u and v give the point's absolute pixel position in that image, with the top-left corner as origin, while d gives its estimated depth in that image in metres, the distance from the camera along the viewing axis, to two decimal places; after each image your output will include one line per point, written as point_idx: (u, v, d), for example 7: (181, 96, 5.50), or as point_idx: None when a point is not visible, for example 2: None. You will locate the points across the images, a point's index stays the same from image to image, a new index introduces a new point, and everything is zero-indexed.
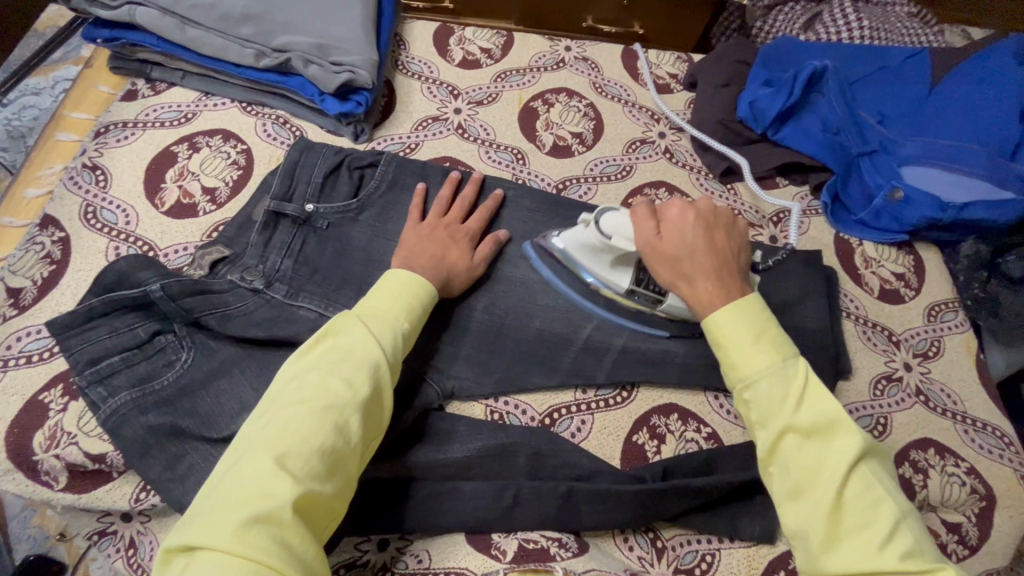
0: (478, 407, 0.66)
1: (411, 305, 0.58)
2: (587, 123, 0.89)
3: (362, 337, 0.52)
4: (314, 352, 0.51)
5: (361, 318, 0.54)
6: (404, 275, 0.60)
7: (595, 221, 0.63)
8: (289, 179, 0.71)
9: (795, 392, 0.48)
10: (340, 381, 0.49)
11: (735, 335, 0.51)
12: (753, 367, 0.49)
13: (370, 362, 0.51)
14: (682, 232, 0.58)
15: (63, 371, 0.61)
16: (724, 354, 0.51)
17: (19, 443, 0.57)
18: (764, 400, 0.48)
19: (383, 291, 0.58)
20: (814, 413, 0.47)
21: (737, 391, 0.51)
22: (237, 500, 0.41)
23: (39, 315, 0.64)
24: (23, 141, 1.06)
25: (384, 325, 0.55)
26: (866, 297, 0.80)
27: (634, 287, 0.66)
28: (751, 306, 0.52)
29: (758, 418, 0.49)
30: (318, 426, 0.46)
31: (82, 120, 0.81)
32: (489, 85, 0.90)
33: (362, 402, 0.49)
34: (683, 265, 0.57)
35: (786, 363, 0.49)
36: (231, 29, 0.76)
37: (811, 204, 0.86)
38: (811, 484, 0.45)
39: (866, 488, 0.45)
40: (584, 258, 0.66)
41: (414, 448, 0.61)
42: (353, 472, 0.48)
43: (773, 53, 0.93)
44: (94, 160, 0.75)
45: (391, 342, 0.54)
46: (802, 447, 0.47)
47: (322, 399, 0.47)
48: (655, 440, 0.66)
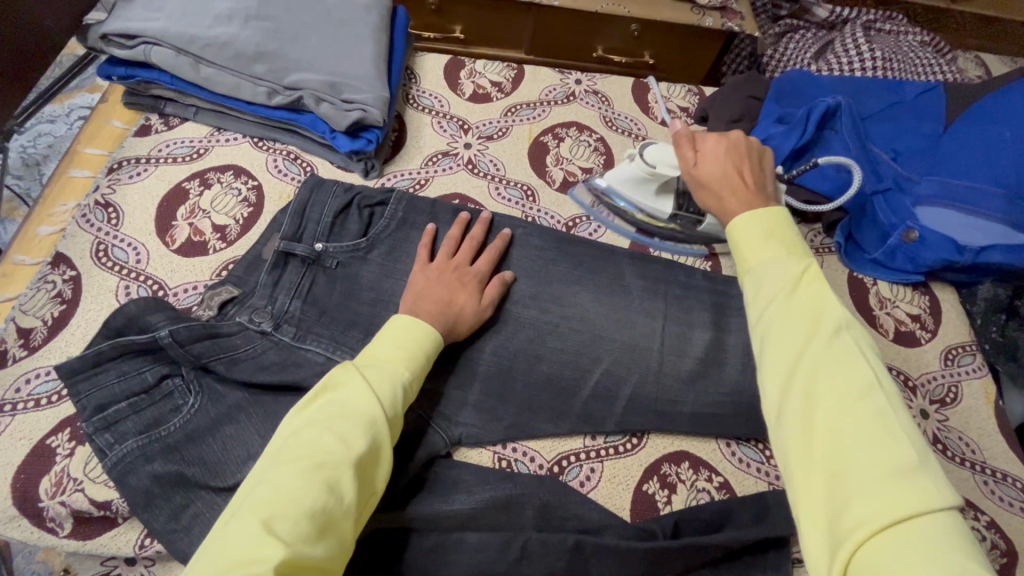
0: (486, 454, 0.65)
1: (410, 354, 0.58)
2: (597, 158, 0.89)
3: (360, 389, 0.52)
4: (311, 412, 0.50)
5: (360, 370, 0.54)
6: (409, 321, 0.60)
7: (641, 155, 0.76)
8: (299, 215, 0.72)
9: (790, 274, 0.50)
10: (335, 437, 0.48)
11: (748, 228, 0.55)
12: (756, 256, 0.54)
13: (367, 417, 0.50)
14: (714, 160, 0.64)
15: (71, 414, 0.61)
16: (740, 249, 0.56)
17: (24, 489, 0.57)
18: (763, 281, 0.51)
19: (383, 341, 0.58)
20: (807, 292, 0.49)
21: (744, 279, 0.54)
22: (223, 563, 0.40)
23: (47, 357, 0.64)
24: (38, 169, 1.08)
25: (384, 376, 0.54)
26: (881, 339, 0.78)
27: (676, 211, 0.78)
28: (772, 212, 0.56)
29: (755, 297, 0.51)
30: (310, 485, 0.45)
31: (95, 156, 0.80)
32: (499, 119, 0.91)
33: (356, 459, 0.48)
34: (714, 185, 0.63)
35: (787, 256, 0.52)
36: (244, 67, 0.77)
37: (824, 242, 0.86)
38: (790, 348, 0.46)
39: (847, 356, 0.45)
40: (632, 192, 0.79)
41: (419, 497, 0.60)
42: (346, 532, 0.46)
43: (786, 87, 0.93)
44: (106, 197, 0.75)
45: (388, 396, 0.53)
46: (786, 311, 0.48)
47: (314, 456, 0.47)
48: (666, 490, 0.64)
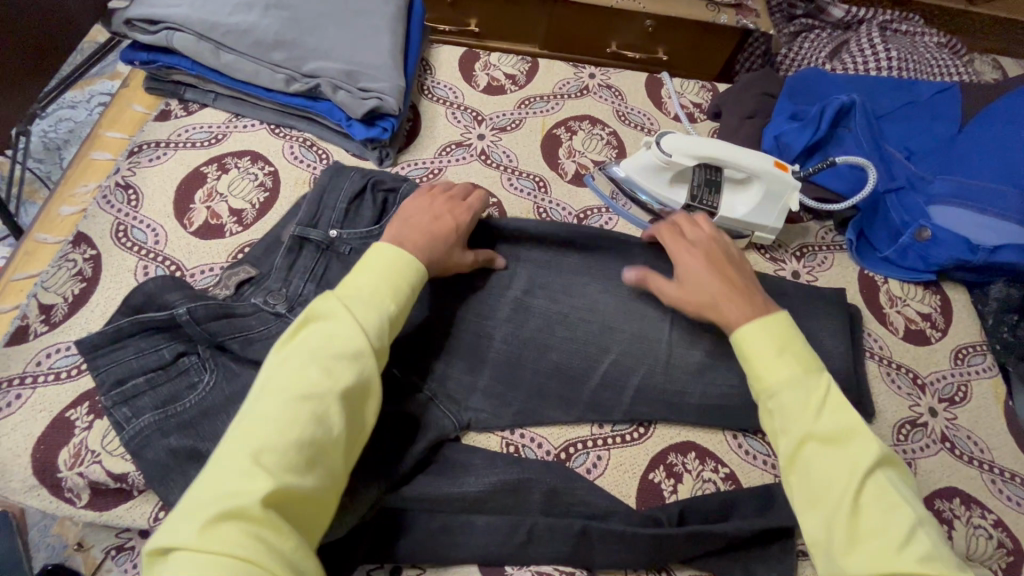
0: (494, 439, 0.66)
1: (394, 283, 0.56)
2: (609, 151, 0.89)
3: (343, 321, 0.52)
4: (296, 346, 0.51)
5: (344, 302, 0.54)
6: (394, 252, 0.58)
7: (656, 143, 0.76)
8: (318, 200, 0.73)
9: (817, 399, 0.52)
10: (319, 370, 0.49)
11: (759, 347, 0.55)
12: (775, 376, 0.54)
13: (352, 350, 0.51)
14: (695, 277, 0.63)
15: (90, 388, 0.62)
16: (752, 364, 0.56)
17: (44, 459, 0.58)
18: (786, 408, 0.52)
19: (368, 267, 0.57)
20: (833, 422, 0.50)
21: (761, 401, 0.54)
22: (215, 491, 0.42)
23: (67, 333, 0.65)
24: (59, 153, 1.10)
25: (369, 308, 0.54)
26: (890, 337, 0.78)
27: (690, 202, 0.77)
28: (771, 324, 0.56)
29: (781, 427, 0.52)
30: (295, 417, 0.46)
31: (116, 139, 0.82)
32: (513, 111, 0.91)
33: (341, 391, 0.49)
34: (706, 306, 0.61)
35: (808, 375, 0.53)
36: (263, 54, 0.78)
37: (835, 239, 0.85)
38: (829, 494, 0.48)
39: (882, 492, 0.47)
40: (645, 179, 0.78)
41: (427, 477, 0.61)
42: (338, 459, 0.48)
43: (800, 85, 0.93)
44: (126, 179, 0.76)
45: (374, 328, 0.53)
46: (824, 453, 0.50)
47: (300, 389, 0.48)
48: (672, 479, 0.65)
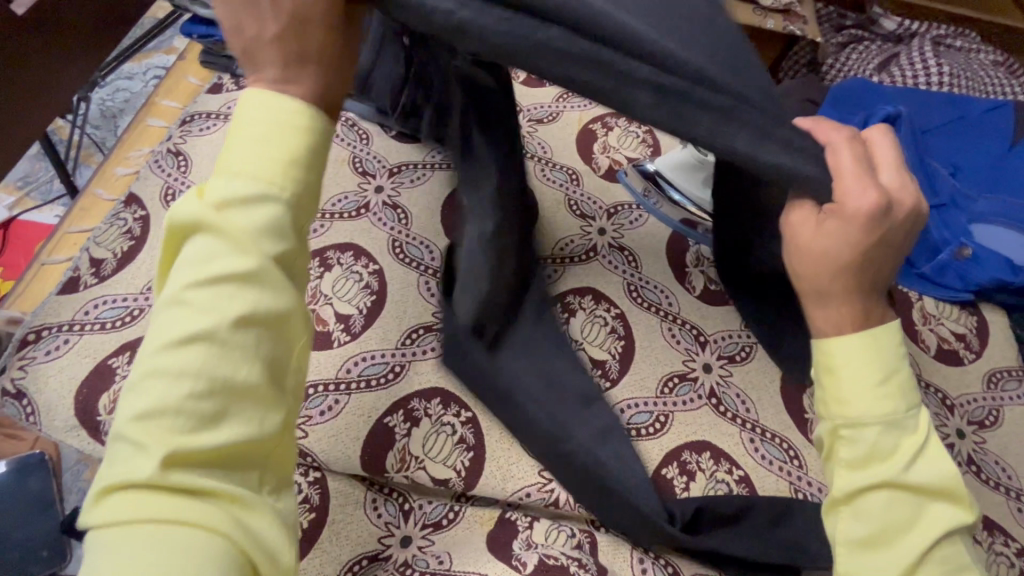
0: (510, 421, 0.66)
1: (288, 146, 0.39)
2: (645, 149, 0.89)
3: (217, 232, 0.37)
4: (176, 272, 0.37)
5: (211, 199, 0.38)
6: (265, 100, 0.39)
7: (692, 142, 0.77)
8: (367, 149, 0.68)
9: (909, 446, 0.44)
10: (201, 305, 0.36)
11: (855, 369, 0.45)
12: (865, 407, 0.44)
13: (241, 269, 0.36)
14: (836, 247, 0.45)
15: (132, 339, 0.65)
16: (835, 381, 0.46)
17: (86, 403, 0.62)
18: (871, 445, 0.44)
19: (243, 126, 0.39)
20: (928, 471, 0.43)
21: (834, 423, 0.46)
22: (110, 467, 0.34)
23: (114, 286, 0.68)
24: (114, 121, 1.15)
25: (250, 201, 0.38)
26: (923, 355, 0.76)
27: None
28: (878, 338, 0.46)
29: (852, 460, 0.44)
30: (183, 370, 0.35)
31: (171, 108, 0.86)
32: (551, 104, 0.92)
33: (234, 322, 0.36)
34: (811, 280, 0.47)
35: (903, 407, 0.44)
36: None
37: None
38: (890, 540, 0.43)
39: (952, 555, 0.42)
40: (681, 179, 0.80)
41: (444, 449, 0.63)
42: (273, 404, 0.38)
43: (845, 94, 0.91)
44: (178, 146, 0.79)
45: (264, 219, 0.38)
46: (904, 505, 0.43)
47: (182, 331, 0.36)
48: (685, 476, 0.65)
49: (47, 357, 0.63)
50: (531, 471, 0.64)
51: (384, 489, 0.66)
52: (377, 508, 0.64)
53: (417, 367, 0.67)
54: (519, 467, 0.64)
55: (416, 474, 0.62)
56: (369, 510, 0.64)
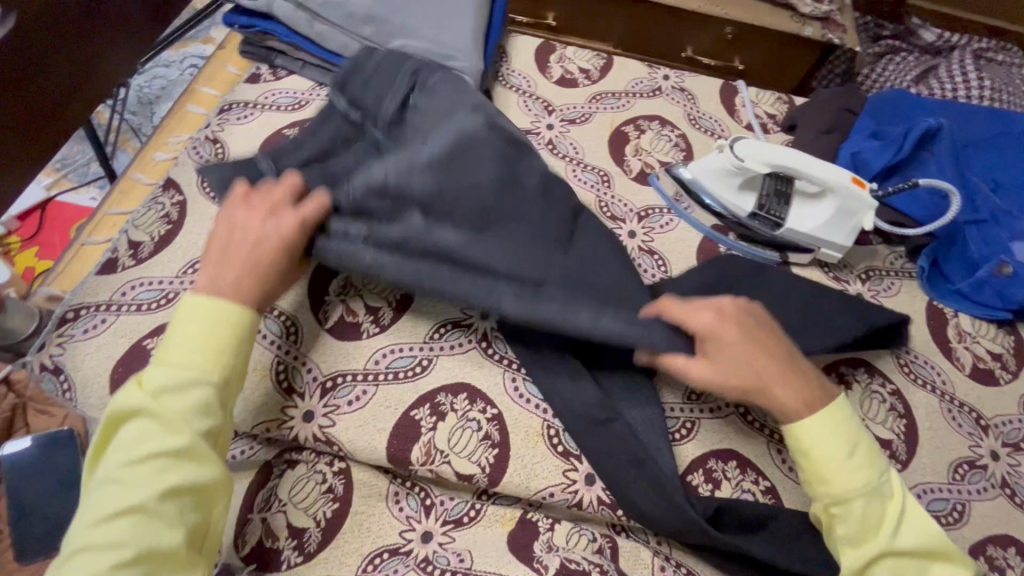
0: (535, 420, 0.65)
1: (228, 343, 0.53)
2: (676, 153, 0.88)
3: (152, 415, 0.49)
4: (118, 441, 0.49)
5: (149, 388, 0.50)
6: (204, 302, 0.53)
7: (730, 147, 0.75)
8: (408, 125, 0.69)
9: (892, 512, 0.53)
10: (134, 476, 0.47)
11: (824, 448, 0.55)
12: (850, 484, 0.53)
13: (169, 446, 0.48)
14: (737, 361, 0.56)
15: (166, 322, 0.66)
16: (813, 464, 0.55)
17: (120, 382, 0.63)
18: (862, 518, 0.53)
19: (179, 331, 0.53)
20: (912, 534, 0.52)
21: (823, 504, 0.55)
22: None
23: (151, 269, 0.69)
24: (150, 108, 1.17)
25: (183, 387, 0.50)
26: (956, 373, 0.75)
27: (757, 210, 0.77)
28: (840, 416, 0.56)
29: (850, 537, 0.53)
30: (122, 539, 0.45)
31: (210, 96, 0.87)
32: (583, 105, 0.92)
33: (167, 487, 0.47)
34: (751, 390, 0.56)
35: (878, 479, 0.54)
36: (355, 27, 0.81)
37: (905, 265, 0.82)
38: None
39: None
40: (716, 183, 0.78)
41: (469, 445, 0.63)
42: (193, 564, 0.48)
43: (883, 105, 0.89)
44: (215, 134, 0.80)
45: (198, 399, 0.50)
46: (900, 566, 0.52)
47: (119, 503, 0.46)
48: (710, 484, 0.64)
49: (84, 335, 0.64)
50: (556, 472, 0.63)
51: (406, 483, 0.66)
52: (398, 502, 0.65)
53: (443, 361, 0.67)
54: (544, 467, 0.63)
55: (441, 468, 0.62)
56: (392, 504, 0.64)
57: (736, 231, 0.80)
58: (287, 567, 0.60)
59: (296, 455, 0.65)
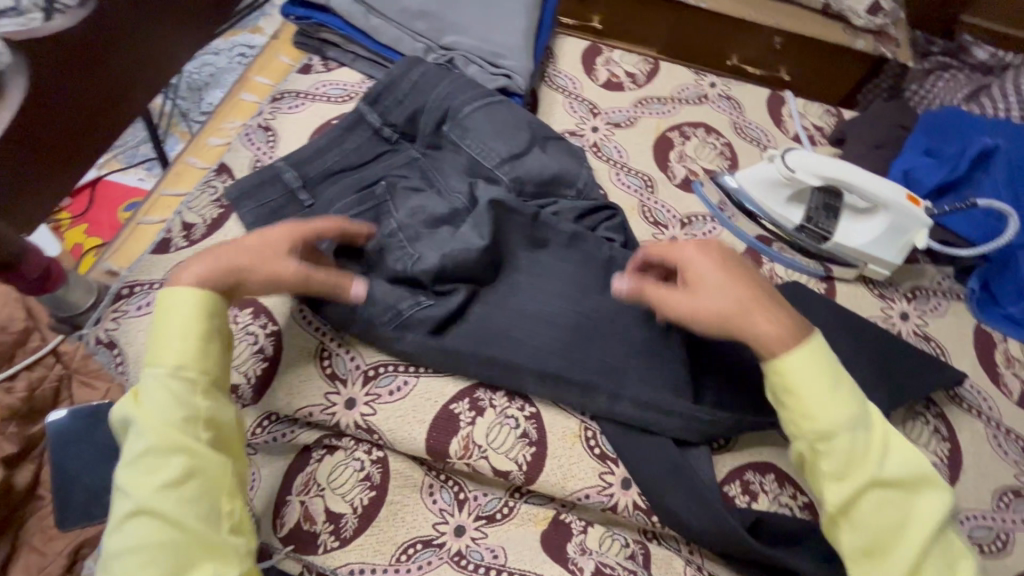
0: (573, 421, 0.65)
1: (191, 331, 0.52)
2: (721, 162, 0.88)
3: (149, 409, 0.49)
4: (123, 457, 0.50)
5: (144, 387, 0.51)
6: (177, 300, 0.53)
7: (780, 158, 0.75)
8: (453, 141, 0.76)
9: (877, 447, 0.52)
10: (143, 473, 0.48)
11: (810, 388, 0.53)
12: (832, 419, 0.52)
13: (166, 435, 0.48)
14: (721, 294, 0.55)
15: None
16: (797, 401, 0.53)
17: None
18: (847, 454, 0.51)
19: (159, 329, 0.53)
20: (897, 466, 0.52)
21: (807, 442, 0.53)
22: None
23: (203, 250, 0.71)
24: (198, 94, 1.19)
25: (170, 379, 0.51)
26: (1003, 399, 0.73)
27: (804, 223, 0.76)
28: (819, 351, 0.54)
29: (838, 474, 0.52)
30: (143, 535, 0.46)
31: (263, 84, 0.88)
32: (629, 108, 0.92)
33: (168, 477, 0.47)
34: (730, 322, 0.55)
35: (861, 416, 0.53)
36: (408, 22, 0.84)
37: (953, 286, 0.81)
38: (892, 546, 0.50)
39: (945, 545, 0.51)
40: (763, 194, 0.77)
41: (507, 442, 0.64)
42: (218, 548, 0.47)
43: (936, 121, 0.88)
44: (268, 122, 0.82)
45: (172, 389, 0.50)
46: (886, 503, 0.51)
47: (130, 501, 0.47)
48: (747, 496, 0.64)
49: (138, 312, 0.66)
50: (593, 474, 0.63)
51: (440, 476, 0.66)
52: (433, 495, 0.65)
53: None
54: (580, 468, 0.63)
55: (478, 462, 0.63)
56: (426, 496, 0.65)
57: (780, 242, 0.79)
58: (323, 551, 0.60)
59: (335, 441, 0.65)
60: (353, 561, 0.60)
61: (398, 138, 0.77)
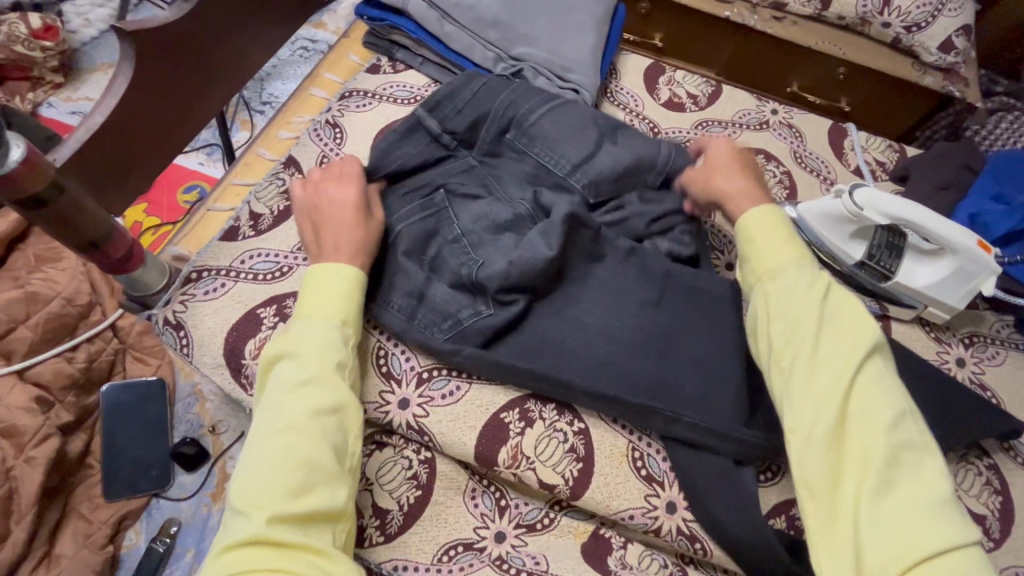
0: (621, 441, 0.65)
1: (346, 294, 0.60)
2: (780, 190, 0.87)
3: (308, 349, 0.55)
4: (267, 390, 0.55)
5: (299, 333, 0.57)
6: (322, 271, 0.61)
7: (849, 194, 0.72)
8: (517, 149, 0.77)
9: (818, 290, 0.58)
10: (295, 399, 0.52)
11: (762, 236, 0.62)
12: (775, 263, 0.61)
13: (320, 372, 0.54)
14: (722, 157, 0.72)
15: (280, 293, 0.68)
16: (755, 248, 0.62)
17: (233, 345, 0.66)
18: (786, 291, 0.58)
19: (312, 290, 0.60)
20: (831, 306, 0.57)
21: (761, 285, 0.61)
22: (231, 533, 0.46)
23: (269, 241, 0.72)
24: (261, 83, 1.22)
25: (324, 329, 0.57)
26: None
27: (866, 260, 0.75)
28: (774, 216, 0.64)
29: (778, 309, 0.58)
30: (288, 450, 0.49)
31: (333, 81, 0.91)
32: (689, 130, 0.92)
33: (319, 408, 0.52)
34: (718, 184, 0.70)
35: (809, 267, 0.60)
36: (481, 31, 0.85)
37: (1013, 336, 0.79)
38: (820, 376, 0.53)
39: (875, 377, 0.52)
40: (826, 228, 0.76)
41: (555, 455, 0.64)
42: (339, 479, 0.51)
43: (1009, 165, 0.86)
44: (335, 119, 0.83)
45: (323, 334, 0.57)
46: (826, 339, 0.55)
47: (280, 420, 0.51)
48: (792, 531, 0.63)
49: (206, 296, 0.68)
50: (638, 495, 0.63)
51: (483, 481, 0.67)
52: (474, 499, 0.66)
53: None
54: (625, 487, 0.63)
55: (524, 473, 0.63)
56: (468, 499, 0.65)
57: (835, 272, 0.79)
58: (368, 545, 0.62)
59: (385, 438, 0.66)
60: (397, 558, 0.61)
61: (455, 146, 0.78)
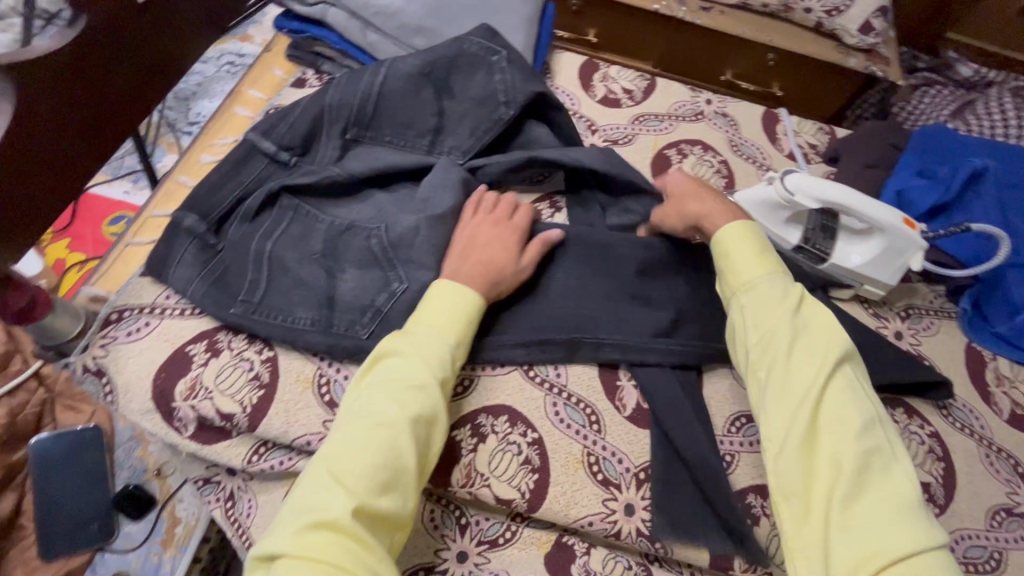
0: (576, 446, 0.65)
1: (459, 316, 0.59)
2: (718, 179, 0.88)
3: (414, 360, 0.55)
4: (368, 380, 0.55)
5: (409, 340, 0.57)
6: (450, 288, 0.60)
7: (781, 180, 0.74)
8: (370, 143, 0.76)
9: (794, 298, 0.58)
10: (391, 401, 0.52)
11: (738, 246, 0.62)
12: (751, 276, 0.60)
13: (421, 385, 0.54)
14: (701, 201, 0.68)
15: (209, 327, 0.65)
16: (729, 262, 0.62)
17: (163, 387, 0.62)
18: (760, 299, 0.59)
19: (434, 302, 0.59)
20: (807, 316, 0.57)
21: (736, 296, 0.61)
22: (305, 513, 0.46)
23: None
24: (187, 103, 1.17)
25: (434, 342, 0.57)
26: (994, 417, 0.75)
27: (802, 244, 0.76)
28: (751, 228, 0.63)
29: (754, 317, 0.58)
30: (377, 444, 0.50)
31: (256, 98, 0.87)
32: (627, 125, 0.92)
33: (412, 417, 0.52)
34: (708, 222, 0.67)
35: (782, 279, 0.60)
36: (406, 38, 0.83)
37: (945, 305, 0.82)
38: (791, 386, 0.54)
39: (845, 387, 0.54)
40: (761, 215, 0.76)
41: (509, 469, 0.63)
42: (409, 490, 0.51)
43: (928, 142, 0.89)
44: None
45: (437, 350, 0.56)
46: (797, 347, 0.55)
47: (372, 415, 0.51)
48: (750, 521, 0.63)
49: (128, 338, 0.64)
50: (596, 500, 0.63)
51: (441, 501, 0.65)
52: (433, 521, 0.64)
53: (484, 382, 0.67)
54: (583, 495, 0.63)
55: (480, 490, 0.62)
56: (425, 522, 0.64)
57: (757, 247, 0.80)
58: None
59: None
60: None
61: (298, 160, 0.74)
